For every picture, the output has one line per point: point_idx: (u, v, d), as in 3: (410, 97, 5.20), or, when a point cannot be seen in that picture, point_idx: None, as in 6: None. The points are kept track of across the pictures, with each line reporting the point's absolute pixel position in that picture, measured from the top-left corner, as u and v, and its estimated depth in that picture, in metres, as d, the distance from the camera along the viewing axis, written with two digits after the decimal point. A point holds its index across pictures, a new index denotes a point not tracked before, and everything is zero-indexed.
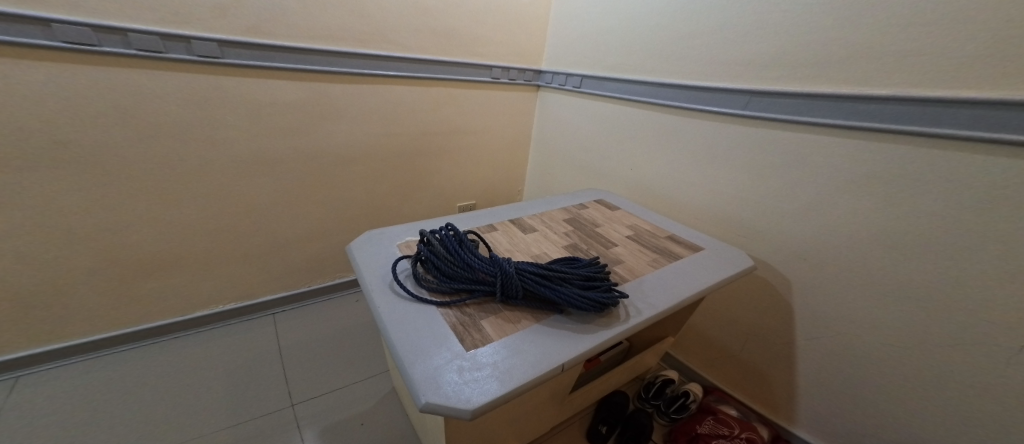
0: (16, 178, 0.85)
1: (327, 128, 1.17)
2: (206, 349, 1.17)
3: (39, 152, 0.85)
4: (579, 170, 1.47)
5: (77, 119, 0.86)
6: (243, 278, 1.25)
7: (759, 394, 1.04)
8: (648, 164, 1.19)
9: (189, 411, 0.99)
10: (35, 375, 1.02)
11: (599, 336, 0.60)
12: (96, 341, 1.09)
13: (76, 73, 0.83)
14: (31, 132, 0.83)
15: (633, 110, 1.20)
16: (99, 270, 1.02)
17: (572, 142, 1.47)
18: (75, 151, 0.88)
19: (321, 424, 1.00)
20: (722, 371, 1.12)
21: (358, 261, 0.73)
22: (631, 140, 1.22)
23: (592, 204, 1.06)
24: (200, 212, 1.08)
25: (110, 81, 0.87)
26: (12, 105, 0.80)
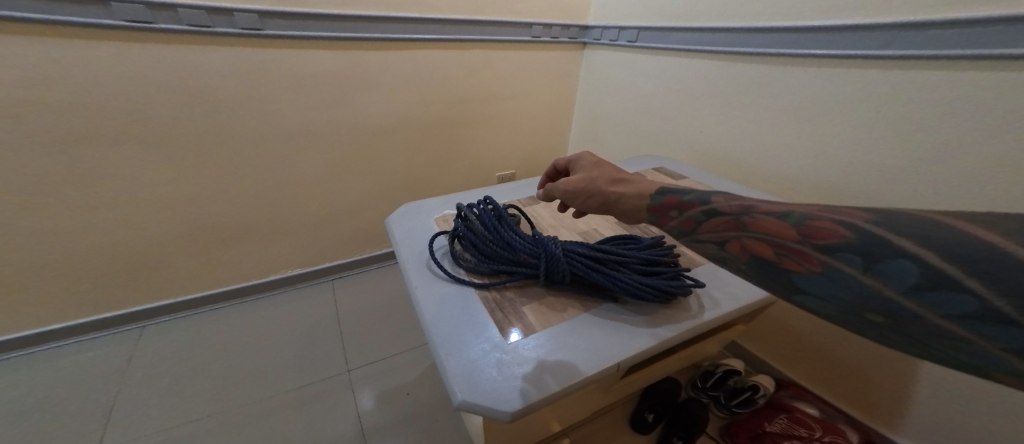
0: (103, 154, 0.93)
1: (365, 98, 1.15)
2: (274, 312, 1.27)
3: (122, 128, 0.92)
4: (630, 135, 1.35)
5: (143, 96, 0.91)
6: (300, 248, 1.32)
7: (845, 385, 0.94)
8: (715, 126, 1.05)
9: (261, 369, 1.08)
10: (146, 329, 1.18)
11: (663, 331, 0.55)
12: (181, 302, 1.21)
13: (136, 51, 0.87)
14: (110, 111, 0.90)
15: (698, 62, 1.04)
16: (177, 239, 1.12)
17: (624, 103, 1.34)
18: (150, 128, 0.95)
19: (375, 386, 1.05)
20: (797, 358, 1.03)
21: (397, 236, 0.72)
22: (696, 99, 1.08)
23: (650, 173, 0.97)
24: (256, 185, 1.14)
25: (172, 61, 0.91)
26: (90, 87, 0.86)
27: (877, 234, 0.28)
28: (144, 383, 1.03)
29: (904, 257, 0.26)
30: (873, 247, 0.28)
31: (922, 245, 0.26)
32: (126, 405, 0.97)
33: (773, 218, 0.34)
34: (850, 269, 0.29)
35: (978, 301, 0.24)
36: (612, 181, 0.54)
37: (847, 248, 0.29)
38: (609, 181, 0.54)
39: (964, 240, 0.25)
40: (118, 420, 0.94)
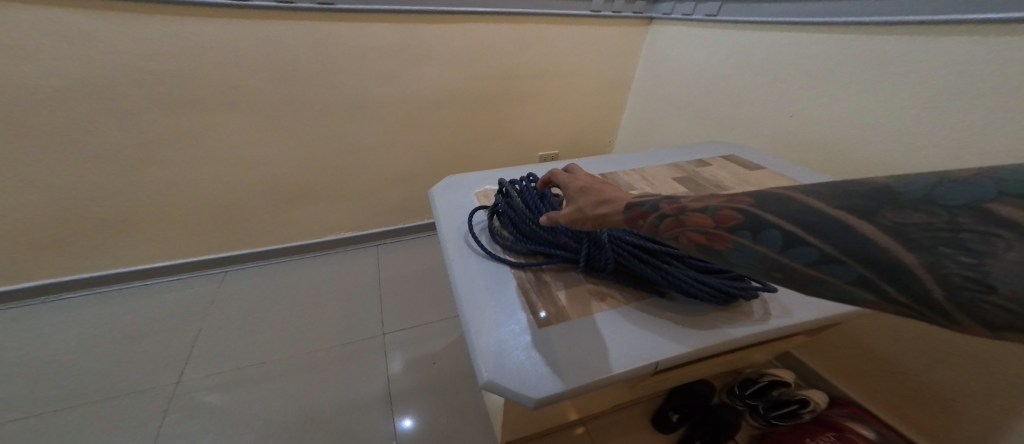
0: (195, 118, 1.04)
1: (418, 71, 1.17)
2: (326, 271, 1.38)
3: (211, 96, 1.02)
4: (693, 120, 1.25)
5: (229, 67, 0.99)
6: (353, 213, 1.41)
7: (919, 418, 0.83)
8: (796, 112, 0.94)
9: (314, 321, 1.19)
10: (227, 274, 1.34)
11: (713, 334, 0.51)
12: (251, 254, 1.36)
13: (231, 27, 0.95)
14: (203, 80, 0.99)
15: (789, 38, 0.92)
16: (251, 198, 1.24)
17: (690, 84, 1.24)
18: (235, 96, 1.04)
19: (412, 350, 1.12)
20: (862, 377, 0.92)
21: (438, 207, 0.74)
22: (777, 80, 0.96)
23: (715, 161, 0.89)
24: (317, 152, 1.22)
25: (258, 36, 0.98)
26: (188, 58, 0.95)
27: (757, 208, 0.28)
28: (222, 323, 1.17)
29: (771, 225, 0.27)
30: (751, 219, 0.28)
31: (776, 211, 0.27)
32: (207, 341, 1.12)
33: (702, 214, 0.32)
34: (746, 242, 0.28)
35: (825, 252, 0.24)
36: (593, 202, 0.47)
37: (743, 225, 0.29)
38: (591, 203, 0.47)
39: (799, 205, 0.26)
40: (201, 352, 1.08)
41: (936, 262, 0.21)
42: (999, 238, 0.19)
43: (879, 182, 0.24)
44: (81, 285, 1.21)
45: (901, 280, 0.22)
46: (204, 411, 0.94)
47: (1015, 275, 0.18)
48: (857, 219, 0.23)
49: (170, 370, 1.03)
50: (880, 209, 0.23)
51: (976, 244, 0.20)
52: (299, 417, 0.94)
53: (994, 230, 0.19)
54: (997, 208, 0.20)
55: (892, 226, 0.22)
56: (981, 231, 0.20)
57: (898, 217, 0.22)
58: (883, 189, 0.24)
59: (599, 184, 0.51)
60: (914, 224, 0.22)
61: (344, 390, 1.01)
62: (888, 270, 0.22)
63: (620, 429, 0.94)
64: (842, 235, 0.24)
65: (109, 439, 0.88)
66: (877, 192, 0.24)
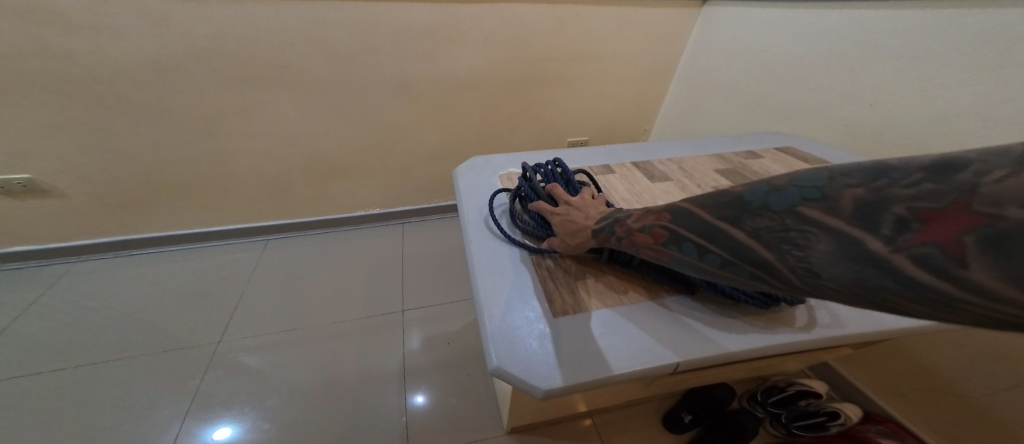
0: (239, 95, 1.08)
1: (452, 52, 1.16)
2: (355, 246, 1.43)
3: (259, 73, 1.06)
4: (741, 108, 1.17)
5: (271, 46, 1.02)
6: (383, 190, 1.44)
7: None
8: (866, 101, 0.85)
9: (341, 293, 1.24)
10: (267, 242, 1.42)
11: (743, 340, 0.48)
12: (287, 225, 1.42)
13: (274, 7, 0.96)
14: (247, 58, 1.02)
15: (868, 17, 0.82)
16: (289, 173, 1.29)
17: (743, 69, 1.14)
18: (277, 75, 1.07)
19: (431, 328, 1.15)
20: (909, 396, 0.85)
21: (461, 187, 0.73)
22: (847, 65, 0.87)
23: (769, 153, 0.83)
24: (351, 130, 1.25)
25: (299, 15, 0.99)
26: (234, 37, 0.98)
27: (673, 225, 0.34)
28: (261, 289, 1.25)
29: (686, 238, 0.33)
30: (673, 234, 0.34)
31: (685, 226, 0.33)
32: (248, 305, 1.19)
33: (641, 233, 0.39)
34: (677, 253, 0.34)
35: (724, 258, 0.29)
36: (571, 234, 0.52)
37: (670, 241, 0.35)
38: (569, 236, 0.53)
39: (698, 220, 0.31)
40: (242, 315, 1.16)
41: (783, 256, 0.25)
42: (812, 232, 0.23)
43: (734, 193, 0.28)
44: (142, 244, 1.32)
45: (774, 273, 0.26)
46: (243, 371, 1.02)
47: (832, 263, 0.22)
48: (730, 227, 0.28)
49: (214, 330, 1.12)
50: (741, 218, 0.27)
51: (801, 239, 0.24)
52: (326, 384, 0.99)
53: (809, 227, 0.23)
54: (809, 210, 0.23)
55: (754, 232, 0.26)
56: (802, 229, 0.24)
57: (754, 223, 0.26)
58: (737, 200, 0.28)
59: (569, 209, 0.55)
60: (764, 228, 0.26)
61: (366, 362, 1.05)
62: (761, 267, 0.27)
63: (633, 423, 0.93)
64: (726, 242, 0.28)
65: (158, 390, 0.97)
66: (734, 204, 0.28)
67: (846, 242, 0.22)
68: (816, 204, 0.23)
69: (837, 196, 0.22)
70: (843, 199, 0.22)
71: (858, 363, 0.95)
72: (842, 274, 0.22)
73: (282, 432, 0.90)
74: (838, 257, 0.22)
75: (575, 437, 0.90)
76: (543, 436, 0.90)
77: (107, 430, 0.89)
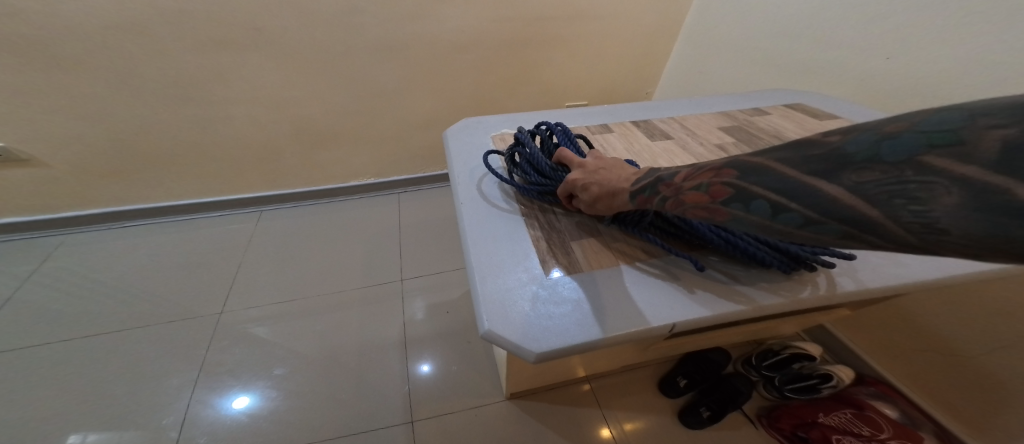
0: (219, 58, 1.03)
1: (443, 10, 1.09)
2: (352, 215, 1.42)
3: (238, 35, 1.00)
4: (750, 68, 1.13)
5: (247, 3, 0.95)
6: (377, 158, 1.41)
7: (959, 404, 0.80)
8: (885, 55, 0.81)
9: (339, 264, 1.24)
10: (263, 213, 1.41)
11: (737, 302, 0.48)
12: (282, 195, 1.40)
13: None
14: (221, 17, 0.96)
15: None
16: (279, 141, 1.25)
17: (750, 27, 1.09)
18: (256, 36, 1.01)
19: (431, 297, 1.16)
20: (901, 359, 0.89)
21: (452, 149, 0.71)
22: (867, 17, 0.82)
23: (777, 110, 0.81)
24: (342, 95, 1.20)
25: None
26: None
27: (740, 180, 0.28)
28: (260, 259, 1.25)
29: (757, 196, 0.26)
30: (738, 191, 0.28)
31: (757, 183, 0.26)
32: (247, 275, 1.20)
33: (694, 191, 0.33)
34: (742, 214, 0.28)
35: (810, 217, 0.23)
36: (606, 205, 0.49)
37: (732, 198, 0.28)
38: (604, 207, 0.50)
39: (777, 175, 0.25)
40: (242, 285, 1.17)
41: (893, 214, 0.20)
42: (940, 186, 0.18)
43: (829, 144, 0.23)
44: (135, 216, 1.30)
45: (878, 232, 0.21)
46: (247, 340, 1.04)
47: (966, 218, 0.17)
48: (820, 183, 0.23)
49: (215, 300, 1.12)
50: (838, 171, 0.22)
51: (921, 192, 0.19)
52: (329, 352, 1.02)
53: (933, 178, 0.18)
54: (937, 162, 0.18)
55: (855, 186, 0.21)
56: (924, 180, 0.19)
57: (857, 176, 0.21)
58: (835, 151, 0.22)
59: (591, 174, 0.51)
60: (871, 182, 0.20)
61: (370, 330, 1.07)
62: (861, 226, 0.21)
63: (632, 387, 0.97)
64: (811, 199, 0.23)
65: (163, 360, 0.99)
66: (831, 156, 0.22)
67: (982, 190, 0.17)
68: (947, 152, 0.18)
69: (980, 139, 0.17)
70: (987, 141, 0.17)
71: (854, 327, 0.98)
72: (983, 234, 0.17)
73: (295, 397, 0.93)
74: (973, 212, 0.17)
75: (576, 401, 0.94)
76: (543, 400, 0.94)
77: (118, 395, 0.92)
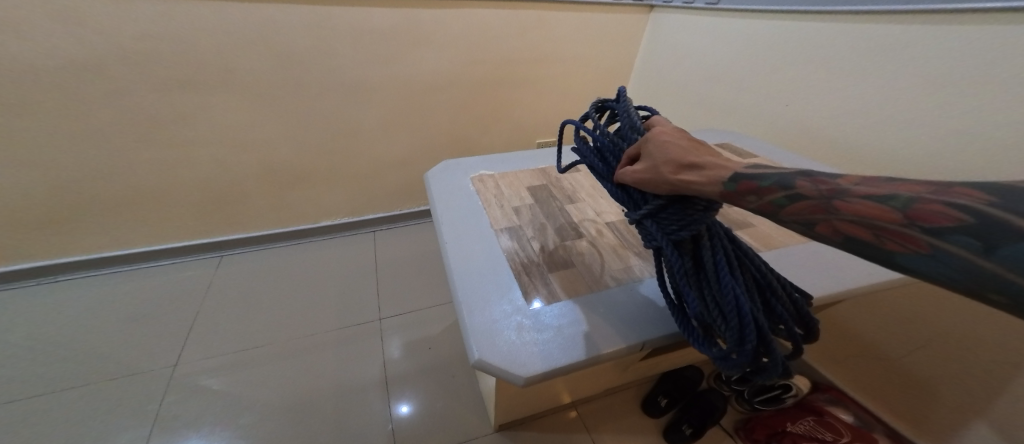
0: (192, 100, 1.03)
1: (416, 55, 1.16)
2: (323, 255, 1.39)
3: (209, 78, 1.01)
4: (688, 108, 1.24)
5: (224, 48, 0.98)
6: (350, 198, 1.41)
7: (901, 406, 0.85)
8: (783, 101, 0.93)
9: (310, 307, 1.19)
10: (223, 258, 1.34)
11: None
12: (248, 238, 1.35)
13: (228, 9, 0.94)
14: (197, 61, 0.98)
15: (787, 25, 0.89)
16: (249, 182, 1.23)
17: (688, 73, 1.22)
18: (231, 78, 1.03)
19: (409, 334, 1.13)
20: (851, 365, 0.93)
21: (434, 189, 0.74)
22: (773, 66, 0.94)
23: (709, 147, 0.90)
24: (314, 135, 1.21)
25: (252, 17, 0.96)
26: (181, 40, 0.94)
27: (992, 210, 0.21)
28: (223, 305, 1.18)
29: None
30: (982, 223, 0.21)
31: None
32: (207, 323, 1.13)
33: (868, 202, 0.26)
34: (961, 253, 0.22)
35: None
36: (679, 170, 0.37)
37: (961, 229, 0.22)
38: (674, 169, 0.37)
39: None
40: (201, 334, 1.10)
41: None
42: None
43: None
44: (78, 267, 1.21)
45: None
46: (205, 392, 0.96)
47: None
48: None
49: (170, 351, 1.05)
50: None
51: None
52: (298, 399, 0.96)
53: None
54: None
55: None
56: None
57: None
58: None
59: (685, 141, 0.40)
60: None
61: (344, 373, 1.02)
62: None
63: (617, 410, 0.97)
64: None
65: (107, 420, 0.89)
66: None
67: None
68: None
69: None
70: None
71: None
72: None
73: None
74: None
75: (563, 429, 0.92)
76: (530, 430, 0.92)
77: None
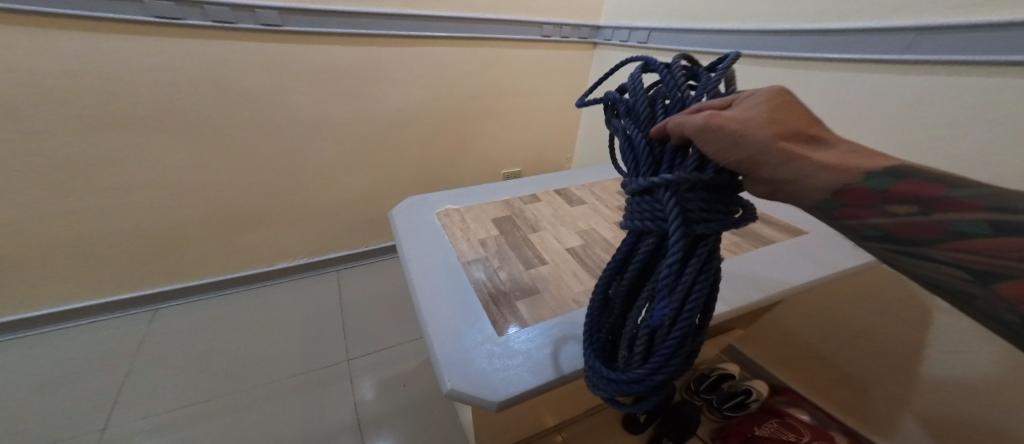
0: (128, 140, 0.97)
1: (376, 92, 1.17)
2: (279, 299, 1.30)
3: (148, 117, 0.96)
4: None
5: (167, 86, 0.94)
6: (308, 237, 1.35)
7: (847, 401, 0.92)
8: None
9: (264, 355, 1.10)
10: (159, 311, 1.22)
11: None
12: (191, 286, 1.24)
13: (167, 44, 0.90)
14: (134, 99, 0.93)
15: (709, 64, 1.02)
16: (193, 225, 1.15)
17: None
18: (172, 116, 0.98)
19: (379, 374, 1.07)
20: (798, 367, 1.00)
21: (399, 227, 0.74)
22: None
23: None
24: (268, 173, 1.17)
25: (197, 55, 0.94)
26: (115, 77, 0.89)
27: None
28: (157, 363, 1.06)
29: None
30: None
31: None
32: (138, 385, 1.00)
33: None
34: None
35: None
36: (767, 142, 0.31)
37: None
38: (762, 140, 0.31)
39: None
40: (130, 396, 0.97)
41: None
42: None
43: None
44: None
45: None
46: None
47: None
48: None
49: (92, 420, 0.91)
50: None
51: None
52: None
53: None
54: None
55: None
56: None
57: None
58: None
59: (778, 110, 0.34)
60: None
61: (305, 422, 0.94)
62: None
63: (599, 433, 0.96)
64: None
65: None
66: None
67: None
68: None
69: None
70: None
71: (754, 342, 1.10)
72: None
73: None
74: None
75: None
76: None
77: None
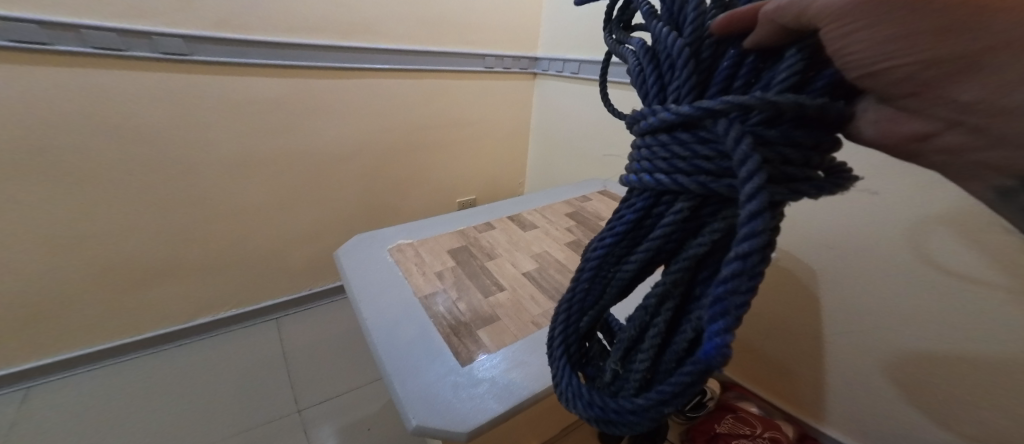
0: None
1: (314, 124, 1.13)
2: (203, 357, 1.14)
3: (14, 157, 0.82)
4: (576, 160, 1.42)
5: (42, 121, 0.82)
6: (238, 284, 1.21)
7: (784, 389, 0.99)
8: None
9: (180, 425, 0.94)
10: (30, 391, 0.99)
11: None
12: (84, 354, 1.05)
13: (37, 75, 0.79)
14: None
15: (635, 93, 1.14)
16: (85, 281, 0.99)
17: (571, 132, 1.41)
18: (48, 156, 0.84)
19: (338, 420, 0.98)
20: (739, 362, 1.08)
21: (347, 264, 0.70)
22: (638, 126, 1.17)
23: (597, 195, 1.05)
24: (186, 215, 1.05)
25: (85, 87, 0.83)
26: None
27: None
28: None
29: None
30: None
31: None
32: None
33: None
34: None
35: None
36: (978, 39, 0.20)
37: None
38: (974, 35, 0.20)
39: None
40: None
41: None
42: None
43: None
44: None
45: None
46: None
47: None
48: None
49: None
50: None
51: None
52: None
53: None
54: None
55: None
56: None
57: None
58: None
59: None
60: None
61: None
62: None
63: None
64: None
65: None
66: None
67: None
68: None
69: None
70: None
71: None
72: None
73: None
74: None
75: None
76: None
77: None
